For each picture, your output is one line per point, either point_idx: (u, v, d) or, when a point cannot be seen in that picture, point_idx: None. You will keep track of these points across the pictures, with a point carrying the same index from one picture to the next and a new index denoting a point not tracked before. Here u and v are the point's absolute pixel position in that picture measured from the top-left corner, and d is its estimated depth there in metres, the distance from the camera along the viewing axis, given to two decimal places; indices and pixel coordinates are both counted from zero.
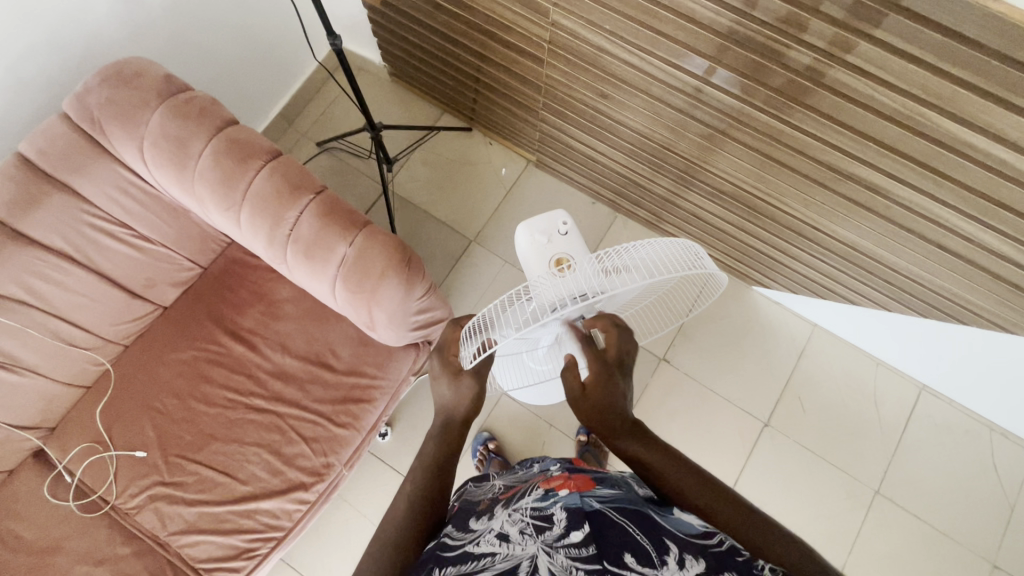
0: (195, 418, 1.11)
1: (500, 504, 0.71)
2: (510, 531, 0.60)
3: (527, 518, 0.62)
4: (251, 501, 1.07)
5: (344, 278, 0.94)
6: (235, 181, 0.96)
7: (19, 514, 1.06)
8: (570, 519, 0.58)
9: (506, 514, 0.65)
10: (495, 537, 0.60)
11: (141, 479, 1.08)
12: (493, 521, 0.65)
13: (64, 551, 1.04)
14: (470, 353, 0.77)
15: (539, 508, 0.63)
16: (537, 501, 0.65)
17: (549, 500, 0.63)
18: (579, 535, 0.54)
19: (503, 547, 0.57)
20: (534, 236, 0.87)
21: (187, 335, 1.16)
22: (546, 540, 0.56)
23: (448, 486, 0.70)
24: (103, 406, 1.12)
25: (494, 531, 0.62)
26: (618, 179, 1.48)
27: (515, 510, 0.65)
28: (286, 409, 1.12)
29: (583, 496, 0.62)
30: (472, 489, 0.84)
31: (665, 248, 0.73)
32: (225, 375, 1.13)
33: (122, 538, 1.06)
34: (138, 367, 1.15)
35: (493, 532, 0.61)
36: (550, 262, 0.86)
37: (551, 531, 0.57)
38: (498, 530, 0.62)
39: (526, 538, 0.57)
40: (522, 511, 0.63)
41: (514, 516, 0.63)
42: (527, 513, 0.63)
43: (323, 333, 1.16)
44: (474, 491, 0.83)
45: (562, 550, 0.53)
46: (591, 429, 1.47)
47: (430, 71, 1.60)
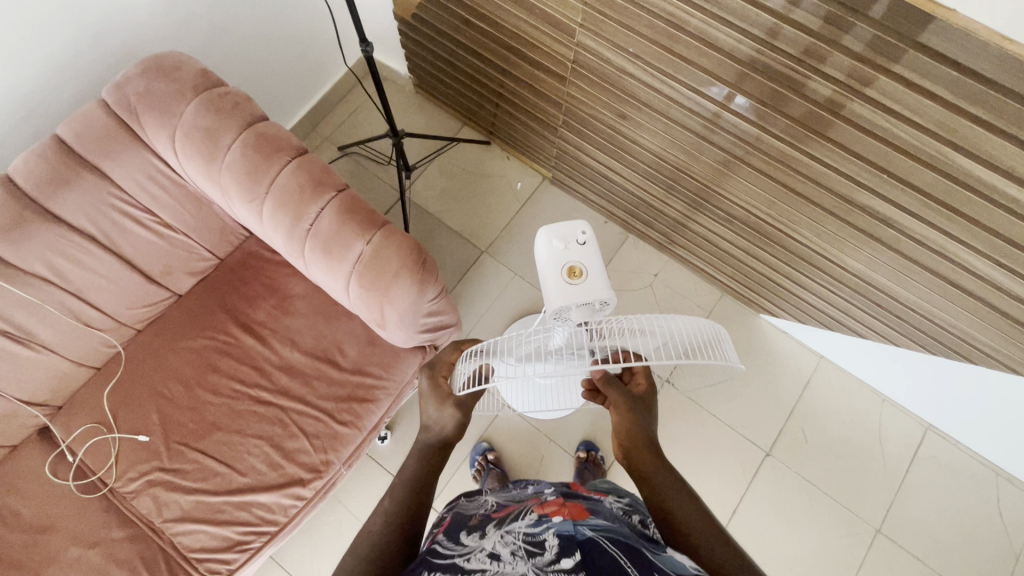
0: (199, 407, 1.12)
1: (491, 523, 0.71)
2: (501, 551, 0.61)
3: (518, 540, 0.62)
4: (248, 493, 1.07)
5: (359, 276, 0.95)
6: (261, 175, 0.98)
7: (18, 490, 1.07)
8: (562, 546, 0.58)
9: (497, 534, 0.65)
10: (486, 555, 0.60)
11: (140, 464, 1.08)
12: (484, 540, 0.65)
13: (59, 530, 1.04)
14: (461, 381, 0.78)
15: (531, 532, 0.63)
16: (530, 525, 0.65)
17: (542, 525, 0.63)
18: (570, 562, 0.55)
19: (493, 565, 0.57)
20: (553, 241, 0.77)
21: (198, 324, 1.18)
22: (536, 565, 0.56)
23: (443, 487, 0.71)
24: (110, 388, 1.14)
25: (485, 549, 0.62)
26: (631, 200, 1.51)
27: (507, 531, 0.65)
28: (290, 403, 1.12)
29: (575, 524, 0.62)
30: (464, 503, 0.84)
31: (687, 322, 0.72)
32: (233, 366, 1.14)
33: (116, 522, 1.06)
34: (148, 352, 1.16)
35: (484, 550, 0.62)
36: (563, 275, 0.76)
37: (540, 556, 0.57)
38: (489, 549, 0.63)
39: (516, 560, 0.58)
40: (514, 533, 0.64)
41: (506, 537, 0.64)
42: (520, 535, 0.63)
43: (332, 330, 1.17)
44: (466, 505, 0.83)
45: None
46: (590, 446, 1.46)
47: (453, 84, 1.64)
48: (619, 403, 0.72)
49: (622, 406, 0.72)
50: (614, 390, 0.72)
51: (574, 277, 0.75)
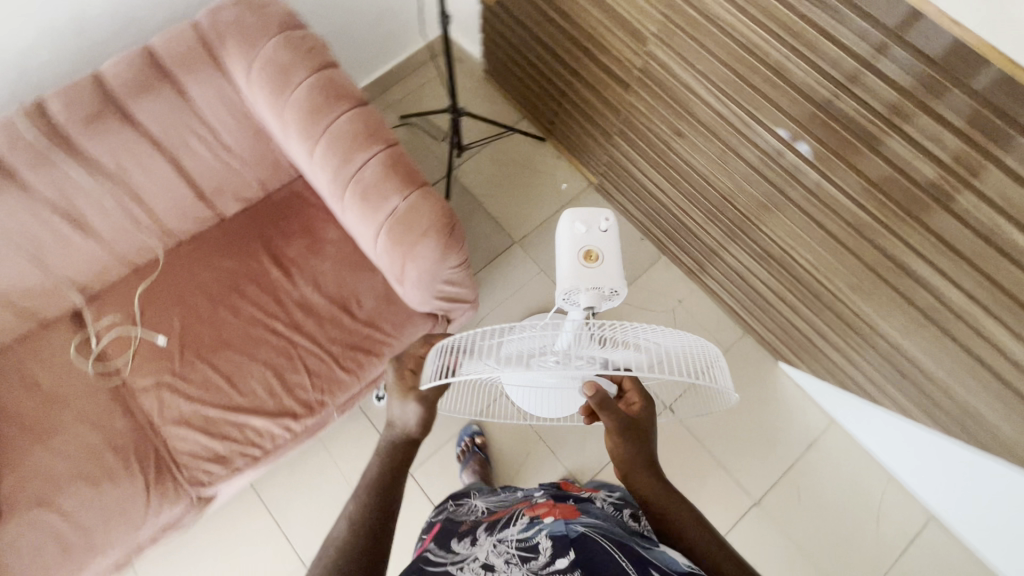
0: (217, 324, 1.18)
1: (483, 529, 0.77)
2: (494, 561, 0.65)
3: (511, 549, 0.67)
4: (243, 414, 1.12)
5: (389, 228, 0.98)
6: (321, 116, 1.03)
7: (43, 362, 1.15)
8: (555, 547, 0.63)
9: (490, 543, 0.70)
10: (479, 565, 0.65)
11: (153, 365, 1.15)
12: (477, 548, 0.70)
13: (70, 405, 1.12)
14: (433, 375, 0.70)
15: (523, 538, 0.68)
16: (522, 531, 0.70)
17: (533, 530, 0.68)
18: (563, 561, 0.59)
19: None
20: (576, 223, 0.78)
21: (234, 248, 1.24)
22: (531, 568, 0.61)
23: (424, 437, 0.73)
24: (143, 288, 1.21)
25: (478, 558, 0.67)
26: (671, 220, 1.50)
27: (500, 541, 0.70)
28: (300, 339, 1.17)
29: (566, 524, 0.67)
30: (455, 511, 0.90)
31: (680, 342, 0.70)
32: (256, 293, 1.20)
33: (121, 411, 1.13)
34: (184, 263, 1.23)
35: (477, 560, 0.67)
36: (581, 256, 0.76)
37: (535, 560, 0.62)
38: (481, 558, 0.68)
39: (511, 567, 0.63)
40: (507, 542, 0.68)
41: (499, 547, 0.68)
42: (512, 544, 0.68)
43: (353, 280, 1.22)
44: (458, 513, 0.89)
45: None
46: (568, 481, 1.41)
47: (521, 75, 1.68)
48: (613, 430, 0.71)
49: (616, 434, 0.71)
50: (609, 416, 0.71)
51: (590, 261, 0.76)
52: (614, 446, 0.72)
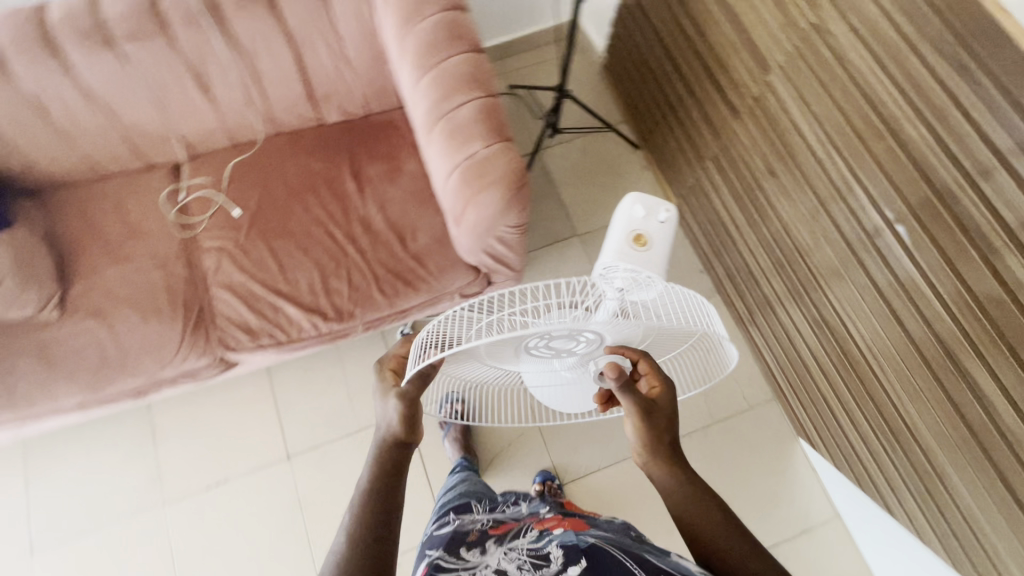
0: (287, 213, 1.27)
1: (492, 539, 0.80)
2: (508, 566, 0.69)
3: (523, 556, 0.71)
4: (282, 299, 1.21)
5: (463, 170, 1.02)
6: (438, 51, 1.08)
7: (137, 197, 1.29)
8: (566, 556, 0.68)
9: (500, 551, 0.73)
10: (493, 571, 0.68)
11: (223, 231, 1.26)
12: (488, 556, 0.73)
13: (147, 241, 1.25)
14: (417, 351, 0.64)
15: (534, 547, 0.72)
16: (532, 541, 0.74)
17: (544, 540, 0.73)
18: (575, 568, 0.65)
19: None
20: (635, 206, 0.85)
21: (323, 152, 1.33)
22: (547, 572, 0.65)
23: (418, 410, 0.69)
24: (236, 162, 1.32)
25: (491, 565, 0.70)
26: (736, 260, 1.46)
27: (511, 548, 0.73)
28: (351, 251, 1.24)
29: (578, 533, 0.73)
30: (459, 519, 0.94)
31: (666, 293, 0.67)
32: (328, 197, 1.28)
33: (184, 261, 1.24)
34: (277, 152, 1.33)
35: (490, 567, 0.70)
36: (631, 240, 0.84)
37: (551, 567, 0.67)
38: (494, 565, 0.70)
39: None
40: (518, 549, 0.72)
41: (510, 554, 0.72)
42: (523, 552, 0.72)
43: (416, 214, 1.27)
44: (464, 519, 0.93)
45: None
46: (547, 476, 1.41)
47: (636, 79, 1.68)
48: (634, 414, 0.67)
49: (637, 417, 0.68)
50: (632, 400, 0.67)
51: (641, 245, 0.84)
52: (635, 430, 0.68)
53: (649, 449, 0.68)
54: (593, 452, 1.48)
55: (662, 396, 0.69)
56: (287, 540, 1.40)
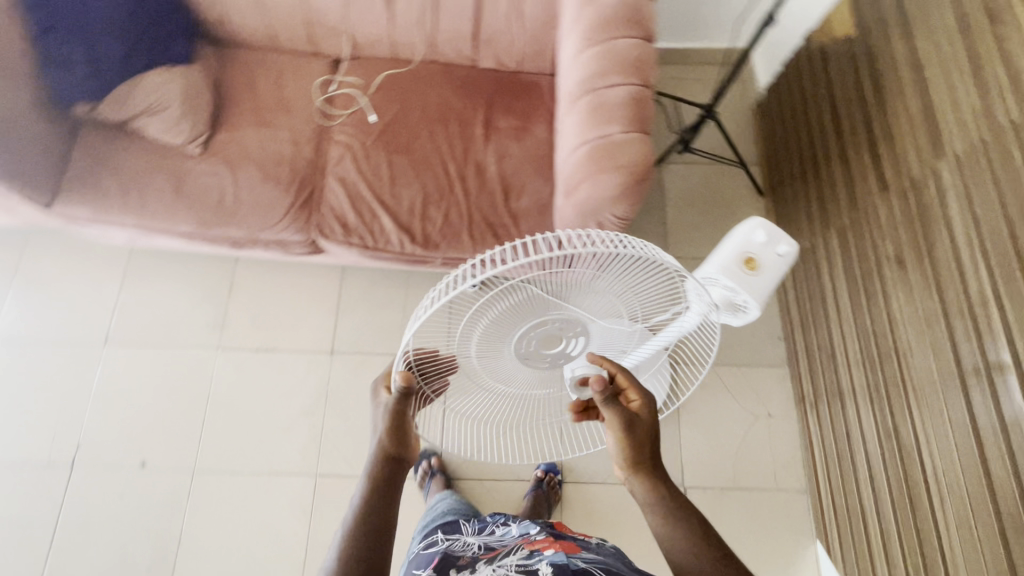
0: (414, 135, 1.34)
1: (482, 560, 0.90)
2: None
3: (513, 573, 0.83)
4: (382, 209, 1.28)
5: (592, 147, 1.01)
6: (609, 27, 1.07)
7: (296, 76, 1.40)
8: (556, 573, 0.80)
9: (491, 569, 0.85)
10: None
11: (354, 132, 1.35)
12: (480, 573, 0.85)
13: (290, 117, 1.36)
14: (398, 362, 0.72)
15: (524, 564, 0.84)
16: (523, 559, 0.86)
17: (534, 559, 0.85)
18: None
19: None
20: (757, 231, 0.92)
21: (466, 92, 1.38)
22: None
23: (404, 420, 0.74)
24: (387, 75, 1.40)
25: None
26: (821, 339, 1.38)
27: (501, 565, 0.85)
28: (457, 190, 1.29)
29: (567, 558, 0.84)
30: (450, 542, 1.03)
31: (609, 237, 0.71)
32: (455, 134, 1.34)
33: (313, 145, 1.35)
34: (426, 78, 1.40)
35: None
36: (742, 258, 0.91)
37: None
38: None
39: None
40: (508, 566, 0.84)
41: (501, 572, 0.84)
42: (515, 568, 0.84)
43: (527, 177, 1.30)
44: (456, 542, 1.02)
45: None
46: (551, 468, 1.47)
47: (787, 124, 1.60)
48: (616, 427, 0.71)
49: (621, 430, 0.71)
50: (614, 413, 0.71)
51: (751, 268, 0.90)
52: (616, 442, 0.72)
53: (627, 459, 0.72)
54: (605, 464, 1.50)
55: (643, 415, 0.73)
56: (304, 425, 1.50)
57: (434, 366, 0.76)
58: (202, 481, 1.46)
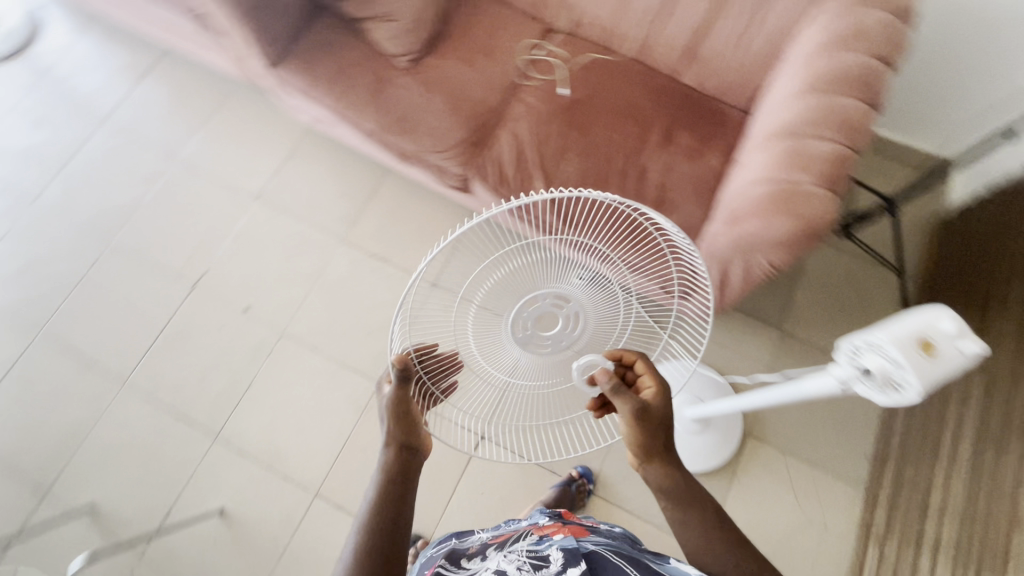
0: (594, 120, 1.37)
1: (493, 547, 0.97)
2: (511, 566, 0.87)
3: (524, 557, 0.88)
4: (540, 176, 1.33)
5: (775, 188, 0.99)
6: (838, 85, 1.05)
7: (508, 31, 1.48)
8: (566, 558, 0.85)
9: (501, 556, 0.92)
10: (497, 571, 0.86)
11: (541, 98, 1.40)
12: (489, 561, 0.91)
13: (490, 64, 1.44)
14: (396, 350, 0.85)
15: (534, 550, 0.90)
16: (533, 546, 0.92)
17: (545, 544, 0.90)
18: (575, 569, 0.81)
19: None
20: None
21: (657, 99, 1.40)
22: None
23: (410, 410, 0.82)
24: (591, 57, 1.44)
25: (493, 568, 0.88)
26: (919, 474, 1.32)
27: (512, 552, 0.91)
28: (614, 185, 1.32)
29: (577, 542, 0.89)
30: (457, 537, 1.10)
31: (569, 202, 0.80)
32: (632, 133, 1.36)
33: (500, 97, 1.42)
34: (625, 72, 1.43)
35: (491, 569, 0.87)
36: None
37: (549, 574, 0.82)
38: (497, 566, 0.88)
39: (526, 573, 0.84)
40: (518, 553, 0.90)
41: (511, 556, 0.90)
42: (525, 554, 0.89)
43: (685, 197, 1.30)
44: (461, 538, 1.09)
45: None
46: (585, 472, 1.47)
47: (968, 249, 1.47)
48: (628, 417, 0.78)
49: (635, 420, 0.78)
50: (626, 404, 0.77)
51: (924, 354, 0.61)
52: (629, 430, 0.79)
53: (640, 447, 0.80)
54: (639, 497, 1.47)
55: (653, 402, 0.80)
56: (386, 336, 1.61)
57: (439, 362, 0.88)
58: (288, 345, 1.61)
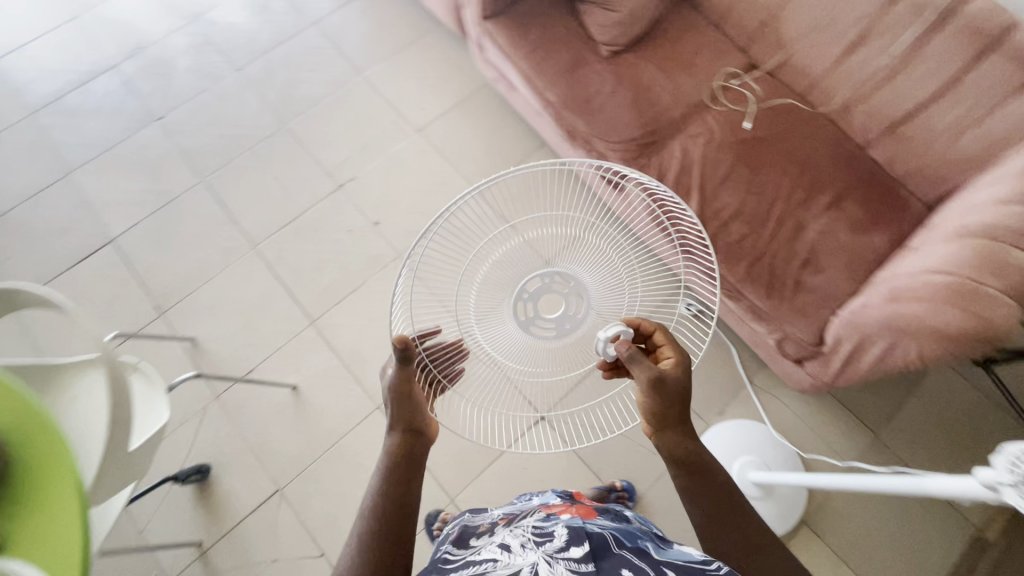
0: (769, 161, 1.36)
1: (502, 526, 0.96)
2: (512, 543, 0.81)
3: (527, 537, 0.83)
4: (698, 195, 1.34)
5: (956, 281, 0.95)
6: None
7: (711, 53, 1.50)
8: (572, 536, 0.79)
9: (509, 532, 0.90)
10: (499, 549, 0.81)
11: (722, 123, 1.41)
12: (495, 538, 0.89)
13: (684, 78, 1.46)
14: (396, 335, 0.99)
15: (541, 529, 0.85)
16: (540, 524, 0.88)
17: (552, 522, 0.86)
18: (579, 552, 0.75)
19: (507, 556, 0.77)
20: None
21: (840, 162, 1.37)
22: (546, 550, 0.75)
23: (413, 390, 0.85)
24: (785, 102, 1.44)
25: (498, 545, 0.84)
26: None
27: (518, 528, 0.89)
28: (769, 228, 1.30)
29: (584, 522, 0.83)
30: (470, 516, 1.10)
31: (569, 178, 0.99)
32: (804, 185, 1.34)
33: (683, 110, 1.44)
34: (815, 127, 1.41)
35: (494, 546, 0.84)
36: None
37: (552, 545, 0.77)
38: (500, 542, 0.85)
39: (526, 551, 0.77)
40: (522, 532, 0.86)
41: (516, 535, 0.85)
42: (530, 533, 0.85)
43: (838, 264, 1.26)
44: (473, 517, 1.09)
45: (562, 561, 0.72)
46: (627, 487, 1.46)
47: None
48: (644, 386, 0.81)
49: (649, 391, 0.81)
50: (642, 375, 0.82)
51: None
52: (644, 400, 0.83)
53: (654, 416, 0.83)
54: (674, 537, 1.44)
55: (669, 373, 0.82)
56: None
57: (445, 348, 0.98)
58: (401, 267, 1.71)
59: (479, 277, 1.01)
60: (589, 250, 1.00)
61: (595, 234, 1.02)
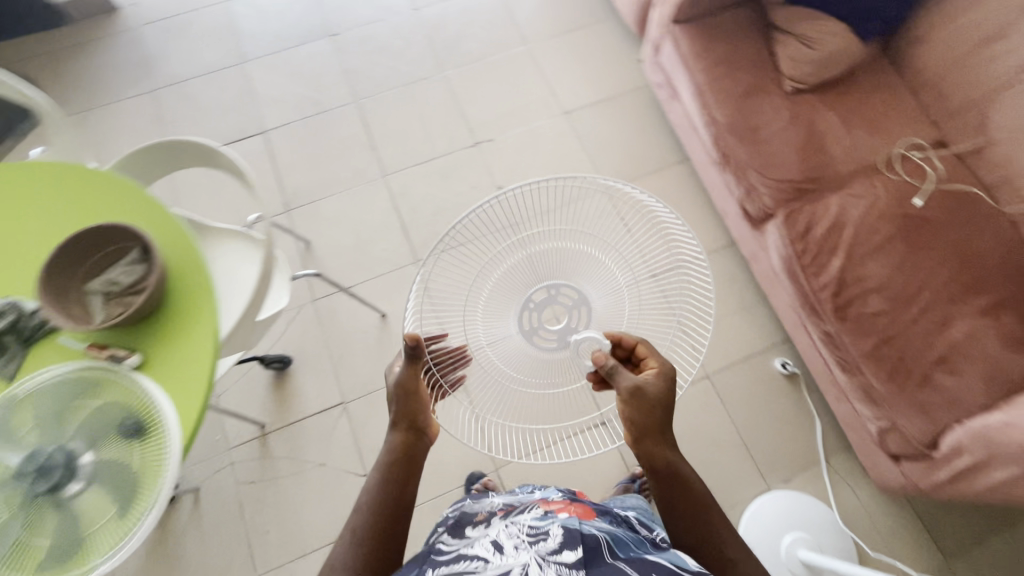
0: (931, 244, 1.27)
1: (499, 520, 1.00)
2: (504, 544, 0.82)
3: (520, 535, 0.84)
4: (843, 256, 1.28)
5: None
6: None
7: (900, 119, 1.41)
8: (564, 538, 0.79)
9: (504, 528, 0.91)
10: (491, 547, 0.82)
11: (891, 192, 1.33)
12: (492, 531, 0.91)
13: (864, 136, 1.39)
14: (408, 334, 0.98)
15: (534, 528, 0.86)
16: (535, 522, 0.89)
17: (547, 522, 0.87)
18: (570, 556, 0.74)
19: (496, 557, 0.77)
20: None
21: (1016, 266, 1.24)
22: (539, 552, 0.76)
23: (415, 390, 0.92)
24: (967, 190, 1.33)
25: (492, 540, 0.85)
26: None
27: (513, 525, 0.90)
28: (911, 311, 1.22)
29: (579, 525, 0.84)
30: (470, 504, 1.15)
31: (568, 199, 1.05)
32: (965, 279, 1.23)
33: (852, 167, 1.37)
34: (993, 224, 1.30)
35: (489, 542, 0.84)
36: None
37: (546, 545, 0.77)
38: (496, 537, 0.87)
39: (519, 549, 0.77)
40: (518, 527, 0.87)
41: (512, 532, 0.86)
42: (524, 531, 0.86)
43: (987, 372, 1.14)
44: (473, 505, 1.14)
45: (552, 565, 0.73)
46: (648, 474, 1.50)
47: None
48: (626, 396, 0.87)
49: (629, 402, 0.87)
50: (623, 385, 0.87)
51: None
52: (625, 411, 0.88)
53: (633, 426, 0.88)
54: None
55: (648, 386, 0.87)
56: None
57: (450, 355, 1.01)
58: None
59: (491, 279, 1.07)
60: (589, 259, 1.07)
61: (594, 245, 1.08)
